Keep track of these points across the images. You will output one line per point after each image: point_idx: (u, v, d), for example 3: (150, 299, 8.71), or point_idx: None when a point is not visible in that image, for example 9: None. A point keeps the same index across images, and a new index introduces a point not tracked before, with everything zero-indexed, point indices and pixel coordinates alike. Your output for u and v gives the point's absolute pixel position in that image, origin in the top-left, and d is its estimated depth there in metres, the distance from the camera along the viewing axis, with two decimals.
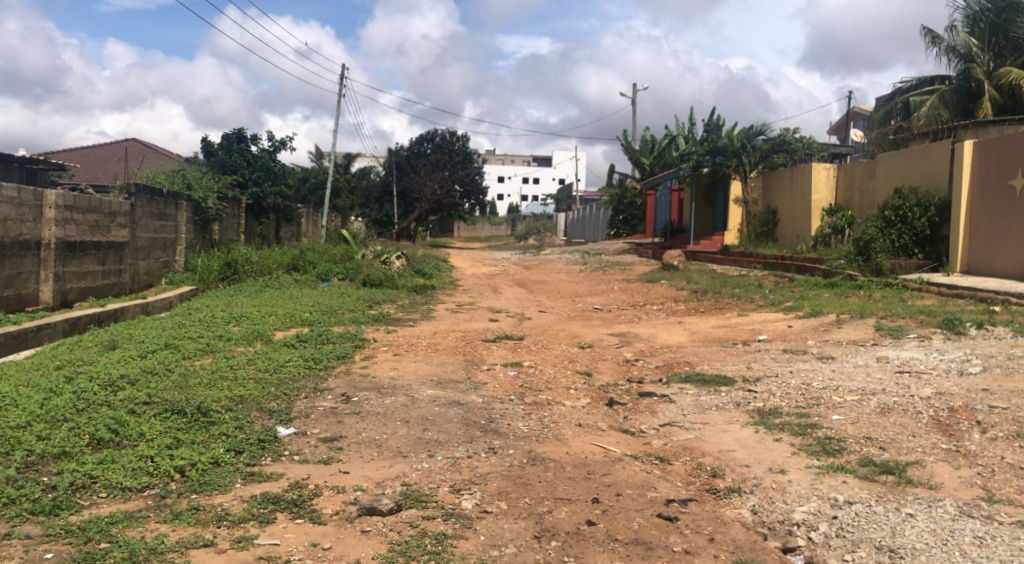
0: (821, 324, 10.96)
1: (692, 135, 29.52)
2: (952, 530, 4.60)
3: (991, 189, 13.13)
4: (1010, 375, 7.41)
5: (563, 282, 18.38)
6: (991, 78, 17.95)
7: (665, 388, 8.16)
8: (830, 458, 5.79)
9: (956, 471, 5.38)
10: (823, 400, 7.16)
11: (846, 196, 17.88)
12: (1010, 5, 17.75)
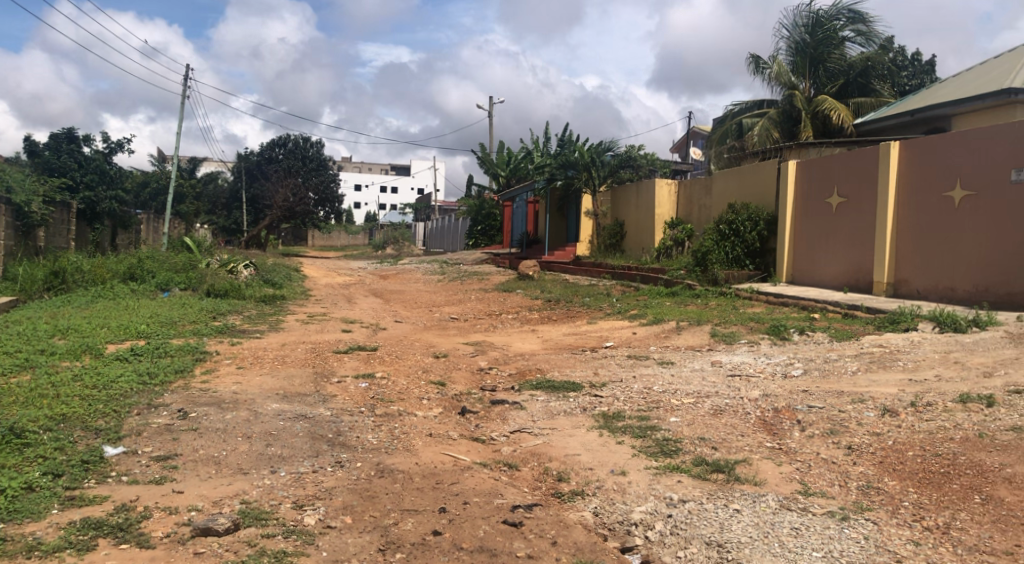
0: (662, 331, 11.50)
1: (547, 149, 30.25)
2: (772, 522, 4.93)
3: (812, 205, 14.31)
4: (827, 377, 8.06)
5: (420, 292, 18.33)
6: (810, 104, 19.54)
7: (516, 395, 8.29)
8: (667, 458, 6.08)
9: (778, 468, 5.79)
10: (662, 403, 7.52)
11: (686, 210, 19.03)
12: (827, 39, 19.63)
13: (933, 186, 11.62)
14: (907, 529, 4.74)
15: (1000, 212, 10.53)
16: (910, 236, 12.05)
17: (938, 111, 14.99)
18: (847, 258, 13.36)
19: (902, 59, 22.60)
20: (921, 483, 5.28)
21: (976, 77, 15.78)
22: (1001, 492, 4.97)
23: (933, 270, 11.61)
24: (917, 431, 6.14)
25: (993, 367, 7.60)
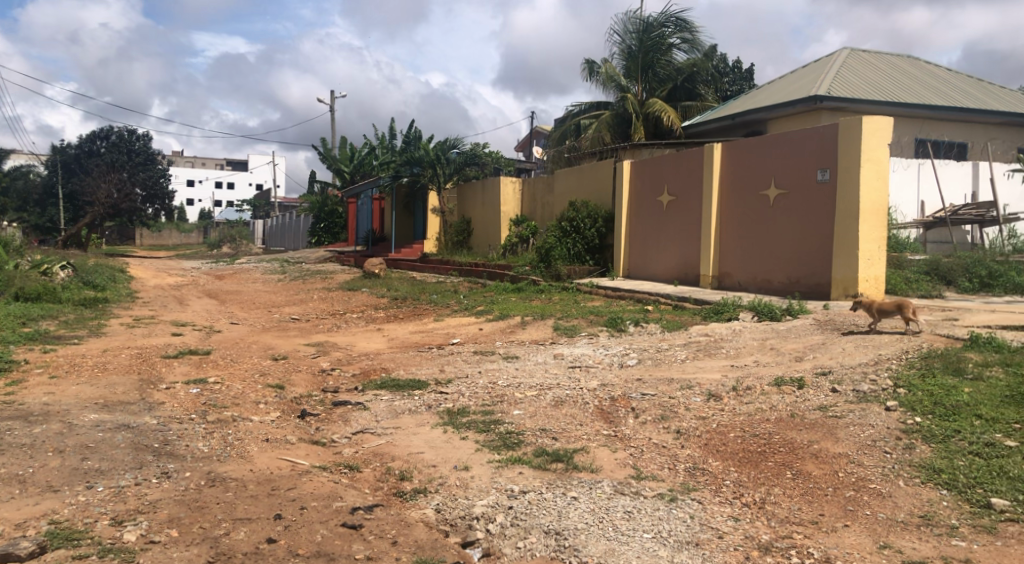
0: (507, 327, 11.66)
1: (392, 146, 29.97)
2: (607, 508, 5.09)
3: (645, 204, 15.04)
4: (660, 365, 8.47)
5: (259, 292, 17.64)
6: (642, 107, 20.47)
7: (359, 396, 8.13)
8: (509, 451, 6.16)
9: (614, 454, 6.00)
10: (506, 397, 7.62)
11: (529, 208, 19.46)
12: (656, 45, 20.54)
13: (750, 186, 12.49)
14: (729, 506, 5.03)
15: (808, 210, 11.42)
16: (733, 233, 12.88)
17: (755, 116, 16.10)
18: (677, 253, 14.12)
19: (724, 65, 24.12)
20: (742, 462, 5.63)
21: (788, 85, 17.10)
22: (809, 466, 5.39)
23: (752, 263, 12.47)
24: (739, 414, 6.56)
25: (804, 351, 8.26)
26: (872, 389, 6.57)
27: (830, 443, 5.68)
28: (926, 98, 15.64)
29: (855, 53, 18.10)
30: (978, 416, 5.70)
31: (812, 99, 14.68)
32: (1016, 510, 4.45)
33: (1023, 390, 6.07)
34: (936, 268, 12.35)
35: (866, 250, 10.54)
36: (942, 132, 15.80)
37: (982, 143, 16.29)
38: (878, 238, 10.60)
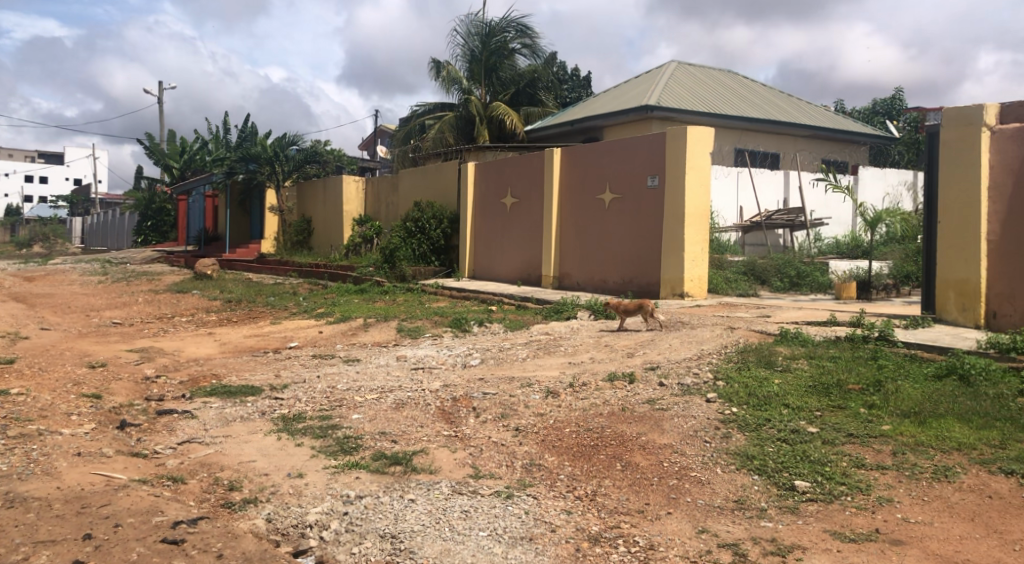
0: (348, 329, 11.43)
1: (227, 141, 28.66)
2: (444, 508, 5.02)
3: (489, 206, 15.25)
4: (501, 364, 8.59)
5: (76, 295, 16.33)
6: (486, 110, 20.69)
7: (187, 403, 7.70)
8: (346, 456, 6.03)
9: (453, 454, 6.01)
10: (345, 401, 7.46)
11: (373, 208, 19.19)
12: (498, 49, 20.90)
13: (587, 190, 12.93)
14: (562, 500, 5.13)
15: (640, 213, 11.95)
16: (571, 235, 13.29)
17: (591, 122, 16.67)
18: (520, 254, 14.41)
19: (563, 73, 24.87)
20: (576, 456, 5.80)
21: (622, 93, 17.85)
22: (637, 458, 5.63)
23: (590, 264, 12.90)
24: (574, 409, 6.75)
25: (635, 348, 8.64)
26: (695, 382, 6.97)
27: (657, 435, 5.97)
28: (744, 110, 16.83)
29: (683, 66, 19.19)
30: (786, 405, 6.18)
31: (644, 108, 15.38)
32: (817, 490, 4.83)
33: (824, 379, 6.64)
34: (753, 269, 13.30)
35: (690, 252, 11.13)
36: (757, 142, 17.08)
37: (791, 154, 17.75)
38: (701, 240, 11.23)
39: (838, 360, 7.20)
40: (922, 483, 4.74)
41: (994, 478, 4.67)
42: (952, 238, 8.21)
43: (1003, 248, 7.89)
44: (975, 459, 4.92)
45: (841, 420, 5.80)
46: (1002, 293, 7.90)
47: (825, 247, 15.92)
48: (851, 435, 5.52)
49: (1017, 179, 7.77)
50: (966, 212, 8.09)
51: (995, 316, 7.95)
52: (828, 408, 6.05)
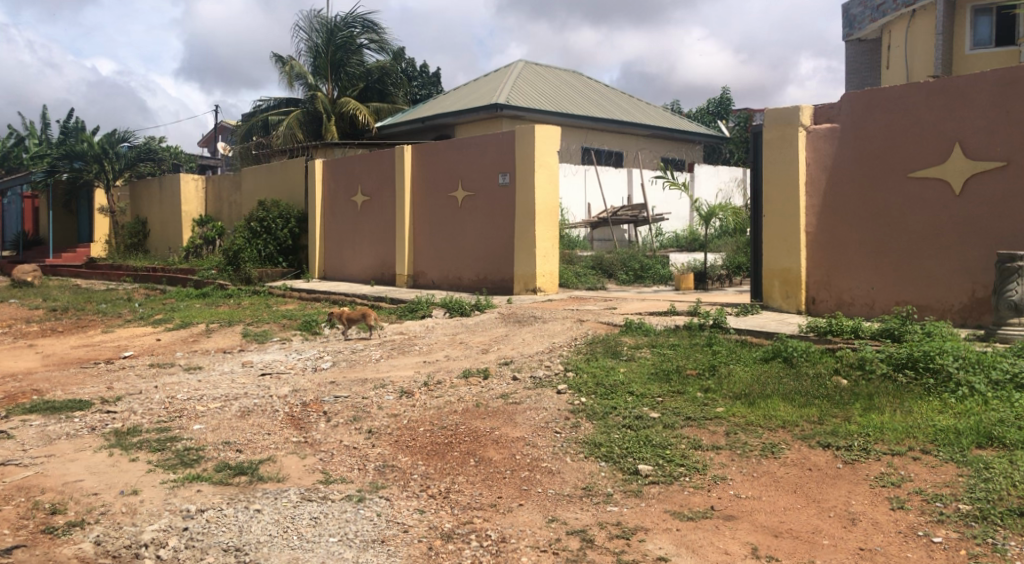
0: (189, 335, 10.86)
1: (47, 137, 26.50)
2: (293, 516, 4.85)
3: (338, 205, 14.95)
4: (353, 367, 8.42)
5: None
6: (334, 106, 20.25)
7: (3, 424, 7.04)
8: (186, 469, 5.71)
9: (302, 461, 5.83)
10: (185, 411, 7.08)
11: (215, 207, 18.33)
12: (345, 44, 20.48)
13: (439, 187, 12.91)
14: (414, 499, 5.09)
15: (491, 210, 12.06)
16: (424, 233, 13.25)
17: (442, 120, 16.65)
18: (371, 252, 14.21)
19: (413, 70, 24.73)
20: (428, 455, 5.78)
21: (471, 92, 17.95)
22: (490, 452, 5.68)
23: (444, 262, 12.92)
24: (428, 408, 6.73)
25: (489, 344, 8.73)
26: (546, 375, 7.13)
27: (509, 428, 6.05)
28: (589, 110, 17.37)
29: (529, 66, 19.55)
30: (630, 392, 6.43)
31: (494, 107, 15.53)
32: (659, 473, 5.04)
33: (665, 366, 6.97)
34: (600, 263, 13.77)
35: (541, 248, 11.35)
36: (601, 141, 17.69)
37: (633, 152, 18.51)
38: (551, 236, 11.47)
39: (678, 348, 7.59)
40: (751, 460, 5.06)
41: (814, 451, 5.06)
42: (775, 231, 8.83)
43: (819, 239, 8.58)
44: (797, 435, 5.31)
45: (681, 404, 6.10)
46: (820, 280, 8.59)
47: (666, 241, 16.72)
48: (689, 418, 5.81)
49: (830, 175, 8.47)
50: (786, 206, 8.71)
51: (814, 302, 8.65)
52: (668, 394, 6.36)
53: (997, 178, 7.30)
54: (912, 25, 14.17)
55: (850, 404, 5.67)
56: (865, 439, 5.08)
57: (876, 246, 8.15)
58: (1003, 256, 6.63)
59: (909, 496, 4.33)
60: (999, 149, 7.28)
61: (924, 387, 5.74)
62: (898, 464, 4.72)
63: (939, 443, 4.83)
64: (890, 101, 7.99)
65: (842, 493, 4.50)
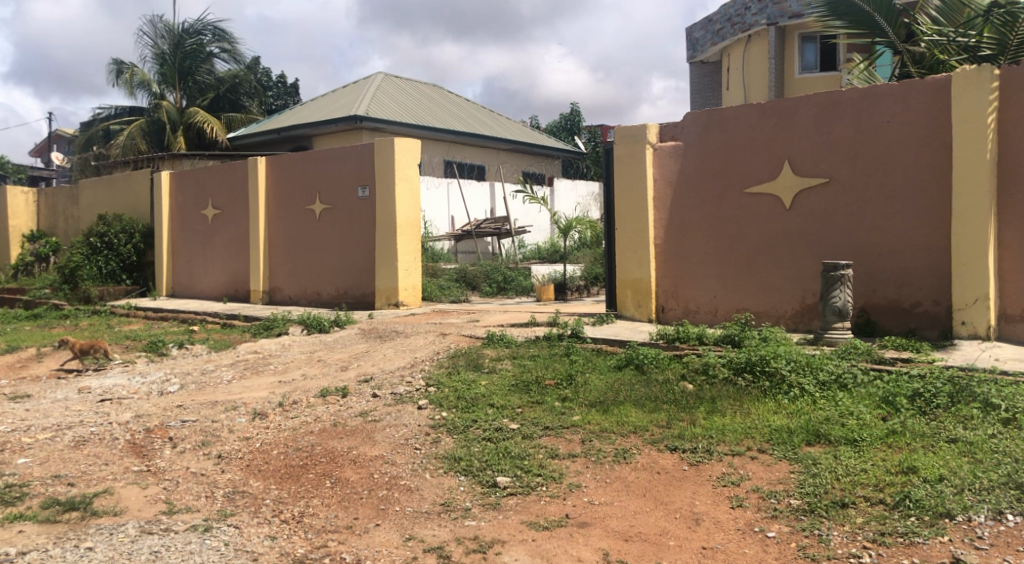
0: (17, 361, 9.99)
1: None
2: (130, 551, 4.54)
3: (187, 219, 14.29)
4: (202, 389, 8.00)
5: None
6: (182, 116, 19.36)
7: None
8: (8, 508, 5.23)
9: (143, 491, 5.49)
10: (10, 444, 6.50)
11: (48, 222, 17.09)
12: (193, 52, 19.63)
13: (295, 201, 12.57)
14: (266, 525, 4.89)
15: (350, 224, 11.85)
16: (280, 247, 12.88)
17: (298, 131, 16.23)
18: (224, 268, 13.65)
19: (268, 79, 24.01)
20: (282, 479, 5.58)
21: (329, 103, 17.61)
22: (347, 472, 5.56)
23: (301, 277, 12.59)
24: (283, 430, 6.50)
25: (348, 361, 8.55)
26: (407, 390, 7.05)
27: (368, 447, 5.94)
28: (449, 124, 17.44)
29: (389, 78, 19.42)
30: (490, 405, 6.47)
31: (352, 119, 15.29)
32: (517, 484, 5.09)
33: (525, 377, 7.06)
34: (463, 276, 13.81)
35: (402, 262, 11.25)
36: (462, 154, 17.79)
37: (495, 166, 18.73)
38: (412, 249, 11.38)
39: (537, 358, 7.72)
40: (604, 466, 5.21)
41: (662, 455, 5.27)
42: (627, 244, 9.17)
43: (668, 251, 8.99)
44: (647, 439, 5.51)
45: (538, 415, 6.20)
46: (669, 290, 9.01)
47: (528, 253, 17.00)
48: (546, 428, 5.91)
49: (675, 191, 8.90)
50: (636, 220, 9.07)
51: (664, 311, 9.06)
52: (528, 405, 6.45)
53: (821, 194, 7.88)
54: (749, 49, 15.10)
55: (695, 407, 5.95)
56: (708, 441, 5.34)
57: (719, 256, 8.62)
58: (828, 264, 7.18)
59: (747, 494, 4.58)
60: (822, 166, 7.87)
61: (761, 390, 6.11)
62: (738, 464, 4.99)
63: (774, 442, 5.16)
64: (727, 121, 8.49)
65: (687, 495, 4.71)
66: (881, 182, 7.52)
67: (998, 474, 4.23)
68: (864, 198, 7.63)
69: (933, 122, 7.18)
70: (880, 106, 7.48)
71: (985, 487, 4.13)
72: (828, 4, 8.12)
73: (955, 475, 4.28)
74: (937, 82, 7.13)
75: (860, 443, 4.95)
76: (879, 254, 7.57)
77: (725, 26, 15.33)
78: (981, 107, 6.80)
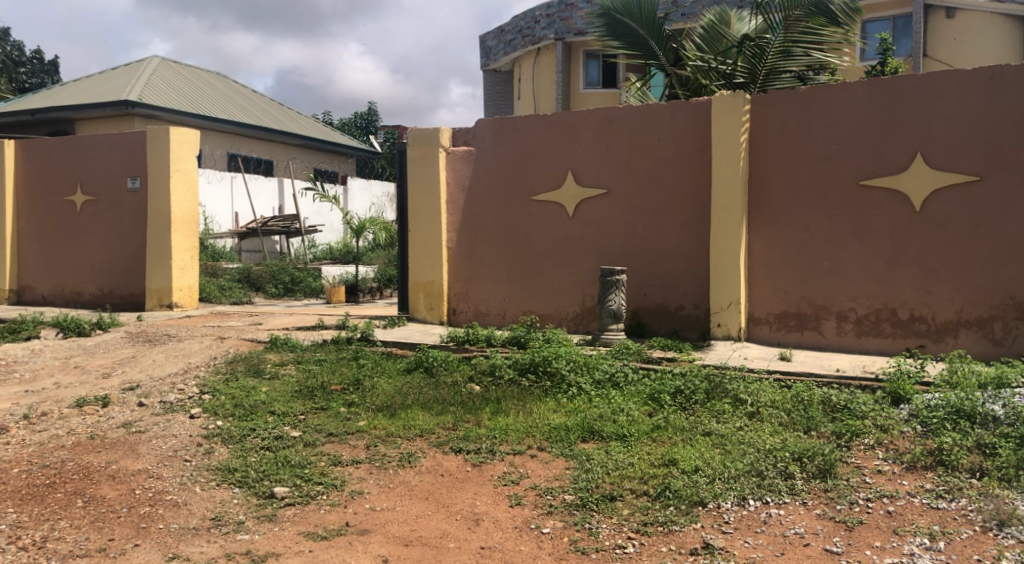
0: None
1: None
2: None
3: None
4: None
5: None
6: None
7: None
8: None
9: None
10: None
11: None
12: None
13: (52, 190, 11.35)
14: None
15: (117, 219, 10.90)
16: (33, 241, 11.58)
17: (58, 114, 14.69)
18: None
19: (19, 54, 21.50)
20: (23, 500, 4.98)
21: (96, 85, 16.11)
22: (103, 490, 5.07)
23: (59, 274, 11.40)
24: (27, 446, 5.81)
25: (111, 367, 7.82)
26: (179, 399, 6.57)
27: (130, 461, 5.46)
28: (234, 116, 16.58)
29: (166, 63, 18.08)
30: (271, 412, 6.19)
31: (122, 104, 14.08)
32: (295, 494, 4.89)
33: (309, 383, 6.81)
34: (247, 276, 13.16)
35: (178, 260, 10.52)
36: (249, 149, 16.99)
37: (284, 162, 18.04)
38: (189, 247, 10.69)
39: (323, 363, 7.49)
40: (388, 471, 5.15)
41: (447, 457, 5.30)
42: (417, 246, 9.17)
43: (459, 254, 9.11)
44: (432, 442, 5.52)
45: (322, 421, 6.02)
46: (460, 292, 9.13)
47: (319, 253, 16.53)
48: (330, 434, 5.75)
49: (467, 195, 9.03)
50: (427, 223, 9.09)
51: (454, 313, 9.17)
52: (311, 411, 6.24)
53: (601, 204, 8.32)
54: (538, 61, 15.71)
55: (481, 408, 6.05)
56: (491, 441, 5.44)
57: (507, 261, 8.85)
58: (605, 269, 7.58)
59: (525, 492, 4.71)
60: (601, 178, 8.30)
61: (543, 389, 6.34)
62: (518, 462, 5.13)
63: (552, 440, 5.36)
64: (516, 130, 8.73)
65: (468, 496, 4.76)
66: (653, 195, 8.06)
67: (743, 462, 4.66)
68: (638, 209, 8.15)
69: (697, 141, 7.81)
70: (652, 124, 8.02)
71: (733, 475, 4.53)
72: (608, 24, 8.59)
73: (708, 466, 4.66)
74: (700, 105, 7.75)
75: (629, 438, 5.27)
76: (651, 263, 8.12)
77: (517, 37, 15.74)
78: (735, 130, 7.49)
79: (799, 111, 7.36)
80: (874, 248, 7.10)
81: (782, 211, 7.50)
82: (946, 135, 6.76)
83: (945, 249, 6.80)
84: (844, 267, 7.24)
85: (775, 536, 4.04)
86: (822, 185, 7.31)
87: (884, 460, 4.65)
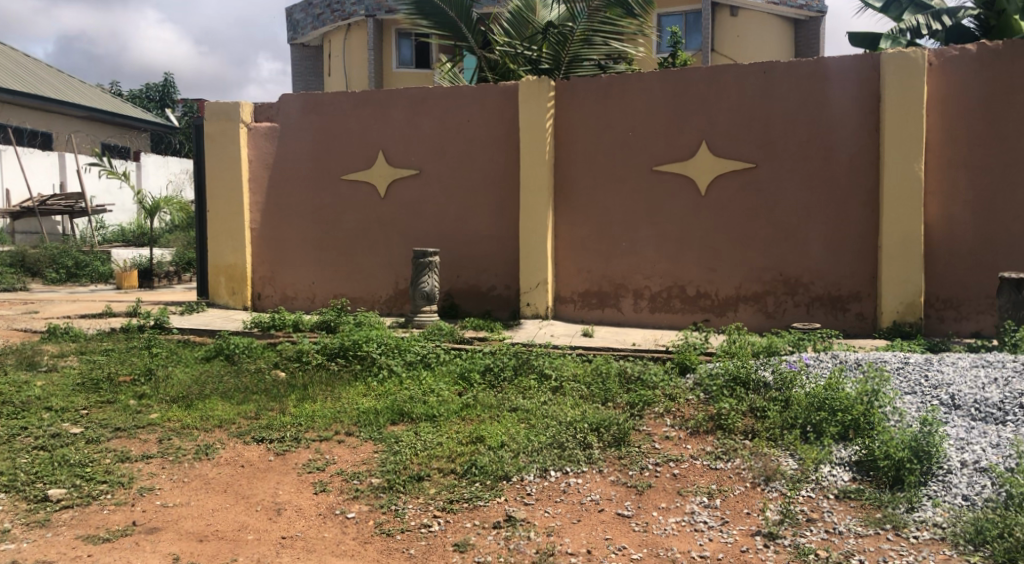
0: None
1: None
2: None
3: None
4: None
5: None
6: None
7: None
8: None
9: None
10: None
11: None
12: None
13: None
14: None
15: None
16: None
17: None
18: None
19: None
20: None
21: None
22: None
23: None
24: None
25: None
26: None
27: None
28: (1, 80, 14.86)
29: None
30: (47, 408, 5.64)
31: None
32: (74, 495, 4.49)
33: (93, 375, 6.28)
34: (20, 260, 12.03)
35: None
36: (22, 118, 15.31)
37: (65, 134, 16.46)
38: None
39: (109, 354, 6.91)
40: (182, 465, 4.86)
41: (248, 447, 5.08)
42: (219, 226, 8.69)
43: (263, 236, 8.72)
44: (232, 432, 5.27)
45: (107, 415, 5.56)
46: (265, 276, 8.76)
47: (108, 235, 15.28)
48: (117, 429, 5.33)
49: (271, 174, 8.65)
50: (228, 203, 8.64)
51: (259, 297, 8.80)
52: (95, 405, 5.75)
53: (412, 184, 8.27)
54: (348, 37, 15.30)
55: (286, 395, 5.84)
56: (297, 429, 5.28)
57: (315, 242, 8.59)
58: (418, 251, 7.55)
59: (331, 478, 4.61)
60: (412, 159, 8.24)
61: (353, 373, 6.24)
62: (324, 449, 5.01)
63: (361, 424, 5.28)
64: (323, 107, 8.46)
65: (270, 486, 4.59)
66: (463, 176, 8.12)
67: (545, 436, 4.83)
68: (448, 190, 8.18)
69: (505, 124, 7.94)
70: (461, 106, 8.05)
71: (536, 448, 4.68)
72: (416, 3, 8.48)
73: (513, 441, 4.78)
74: (509, 89, 7.88)
75: (438, 418, 5.29)
76: (461, 243, 8.19)
77: (325, 11, 15.28)
78: (542, 114, 7.70)
79: (599, 98, 7.68)
80: (665, 229, 7.57)
81: (585, 194, 7.81)
82: (727, 126, 7.31)
83: (727, 230, 7.38)
84: (639, 247, 7.66)
85: (572, 504, 4.22)
86: (620, 169, 7.67)
87: (672, 426, 4.99)
